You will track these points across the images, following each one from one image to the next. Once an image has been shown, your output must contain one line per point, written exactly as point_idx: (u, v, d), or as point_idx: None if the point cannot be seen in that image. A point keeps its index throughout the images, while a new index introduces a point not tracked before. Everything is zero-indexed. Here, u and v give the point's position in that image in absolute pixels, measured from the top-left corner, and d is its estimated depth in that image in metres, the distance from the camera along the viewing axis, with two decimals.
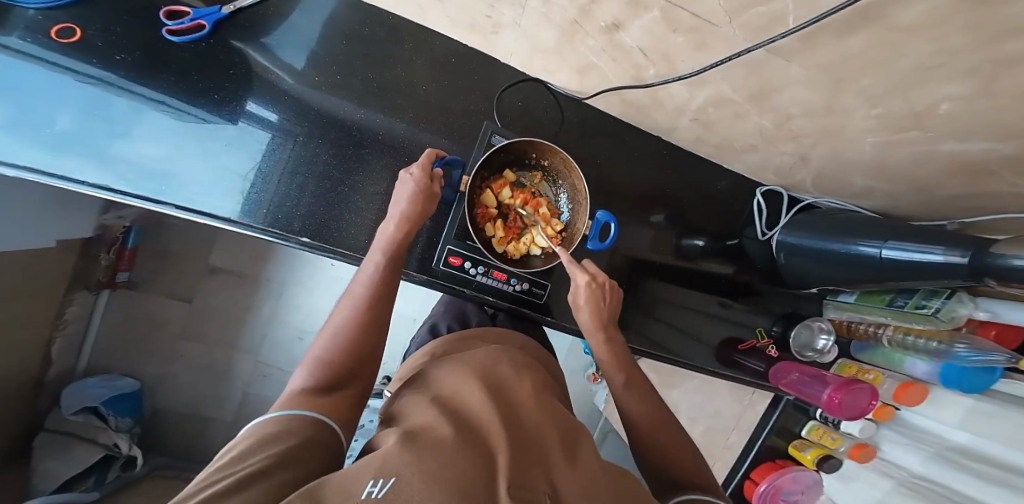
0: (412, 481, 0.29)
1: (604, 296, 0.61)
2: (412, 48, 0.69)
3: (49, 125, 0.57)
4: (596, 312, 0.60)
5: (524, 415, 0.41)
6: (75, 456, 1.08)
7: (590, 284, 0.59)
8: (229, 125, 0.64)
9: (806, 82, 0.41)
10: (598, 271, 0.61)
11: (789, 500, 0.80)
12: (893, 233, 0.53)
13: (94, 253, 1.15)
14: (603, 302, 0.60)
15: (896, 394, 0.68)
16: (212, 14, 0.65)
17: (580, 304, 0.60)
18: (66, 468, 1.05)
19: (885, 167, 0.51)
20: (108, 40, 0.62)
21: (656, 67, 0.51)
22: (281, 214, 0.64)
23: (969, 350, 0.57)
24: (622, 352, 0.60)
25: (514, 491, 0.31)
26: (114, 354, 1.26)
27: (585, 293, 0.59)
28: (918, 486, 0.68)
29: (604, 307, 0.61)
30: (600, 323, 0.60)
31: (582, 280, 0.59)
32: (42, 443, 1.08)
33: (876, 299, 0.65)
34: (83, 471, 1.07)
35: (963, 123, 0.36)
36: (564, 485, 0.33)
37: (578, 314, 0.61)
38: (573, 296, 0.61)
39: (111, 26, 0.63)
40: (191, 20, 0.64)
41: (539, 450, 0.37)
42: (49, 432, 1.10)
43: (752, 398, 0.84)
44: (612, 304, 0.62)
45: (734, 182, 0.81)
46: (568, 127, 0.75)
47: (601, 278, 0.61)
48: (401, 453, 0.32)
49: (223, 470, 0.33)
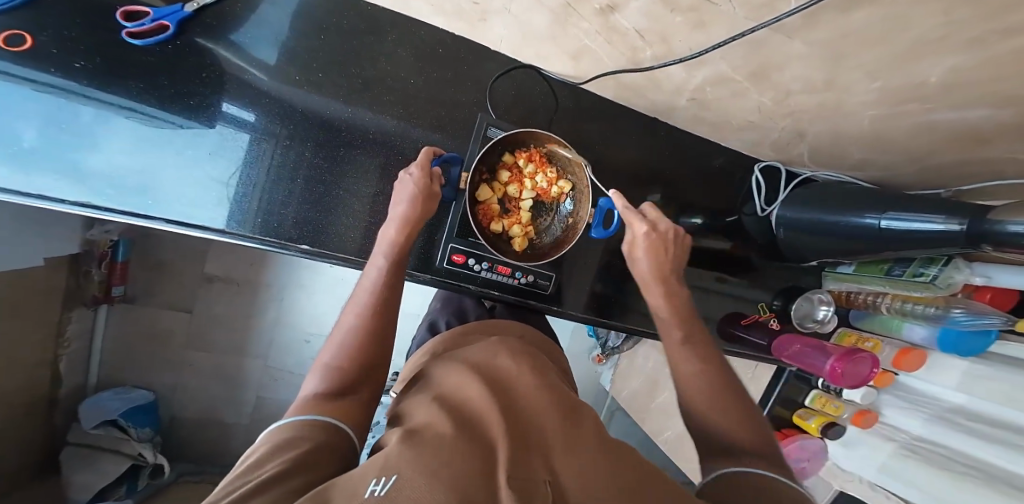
0: (413, 478, 0.30)
1: (666, 246, 0.59)
2: (395, 39, 0.67)
3: (16, 140, 0.55)
4: (654, 263, 0.59)
5: (527, 405, 0.41)
6: (104, 468, 1.11)
7: (649, 234, 0.58)
8: (207, 130, 0.62)
9: (806, 59, 0.40)
10: (658, 221, 0.59)
11: (796, 467, 0.83)
12: (892, 203, 0.53)
13: (84, 267, 1.13)
14: (663, 251, 0.59)
15: (896, 361, 0.69)
16: (175, 12, 0.60)
17: (637, 255, 0.59)
18: (96, 479, 1.09)
19: (884, 139, 0.51)
20: (61, 46, 0.58)
21: (654, 48, 0.50)
22: (271, 221, 0.64)
23: (966, 314, 0.58)
24: (684, 306, 0.59)
25: (514, 484, 0.31)
26: (121, 368, 1.26)
27: (643, 245, 0.58)
28: (920, 449, 0.69)
29: (666, 259, 0.59)
30: (658, 275, 0.59)
31: (642, 231, 0.58)
32: (68, 457, 1.12)
33: (875, 268, 0.68)
34: (114, 481, 1.10)
35: (959, 93, 0.36)
36: (565, 472, 0.34)
37: (637, 263, 0.60)
38: (630, 248, 0.60)
39: (63, 30, 0.59)
40: (152, 20, 0.59)
41: (540, 436, 0.37)
42: (73, 446, 1.13)
43: (757, 371, 0.90)
44: (675, 255, 0.60)
45: (730, 160, 0.81)
46: (562, 114, 0.74)
47: (662, 228, 0.59)
48: (402, 451, 0.33)
49: (242, 476, 0.34)
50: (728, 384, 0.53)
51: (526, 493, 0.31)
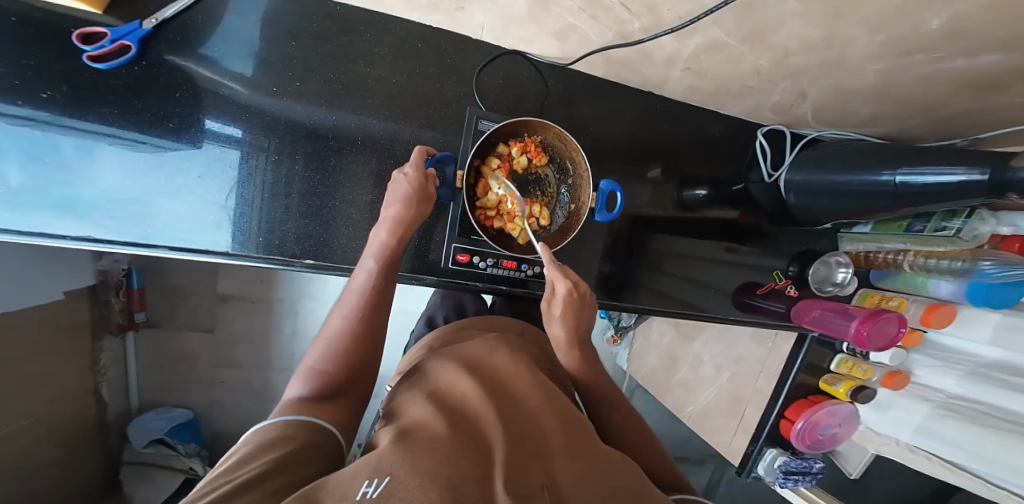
0: (407, 480, 0.30)
1: (581, 306, 0.58)
2: (371, 37, 0.64)
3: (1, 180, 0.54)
4: (571, 324, 0.58)
5: (523, 405, 0.42)
6: (162, 483, 1.20)
7: (569, 293, 0.56)
8: (193, 151, 0.61)
9: (804, 17, 0.38)
10: (580, 280, 0.58)
11: (827, 434, 0.82)
12: (903, 158, 0.51)
13: (103, 298, 1.16)
14: (580, 312, 0.58)
15: (924, 319, 0.67)
16: (133, 31, 0.56)
17: (554, 313, 0.58)
18: (155, 493, 1.19)
19: (895, 90, 0.48)
20: (24, 77, 0.54)
21: (641, 20, 0.47)
22: (274, 240, 0.65)
23: (995, 265, 0.55)
24: (592, 364, 0.61)
25: (511, 486, 0.31)
26: (158, 389, 1.32)
27: (562, 302, 0.57)
28: (956, 407, 0.68)
29: (581, 319, 0.59)
30: (572, 339, 0.59)
31: (562, 289, 0.56)
32: (127, 476, 1.22)
33: (893, 225, 0.67)
34: (172, 493, 1.19)
35: (979, 33, 0.34)
36: (563, 476, 0.34)
37: (553, 324, 0.59)
38: (549, 304, 0.58)
39: (22, 58, 0.54)
40: (112, 42, 0.55)
41: (537, 438, 0.38)
42: (129, 464, 1.24)
43: (775, 341, 0.87)
44: (587, 316, 0.60)
45: (730, 127, 0.78)
46: (552, 98, 0.72)
47: (583, 288, 0.58)
48: (395, 452, 0.33)
49: (220, 477, 0.33)
50: (642, 431, 0.57)
51: (523, 495, 0.31)
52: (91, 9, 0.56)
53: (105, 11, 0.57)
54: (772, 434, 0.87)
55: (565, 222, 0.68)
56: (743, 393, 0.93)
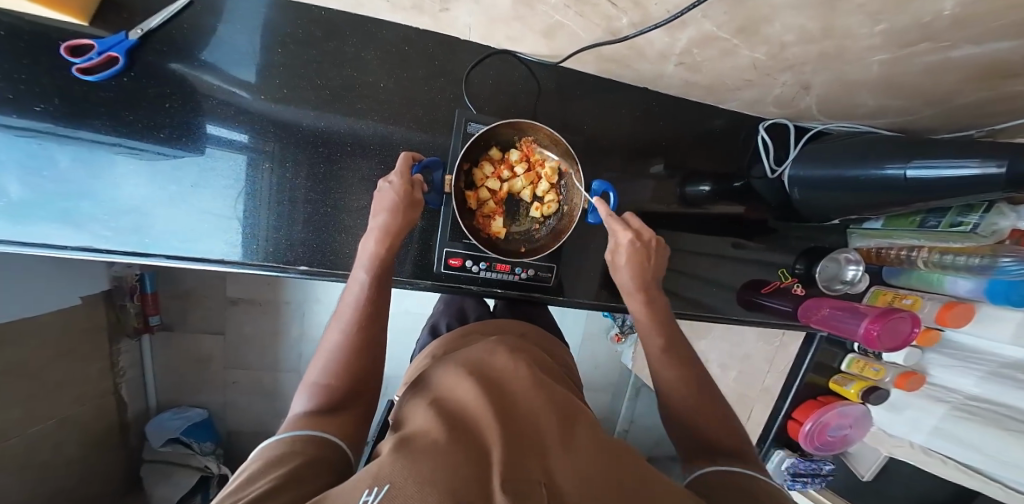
0: (406, 487, 0.29)
1: (648, 253, 0.58)
2: (358, 42, 0.63)
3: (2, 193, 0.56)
4: (637, 272, 0.58)
5: (522, 404, 0.41)
6: (180, 480, 1.25)
7: (634, 243, 0.57)
8: (184, 159, 0.62)
9: (794, 8, 0.36)
10: (643, 228, 0.58)
11: (837, 435, 0.79)
12: (916, 150, 0.48)
13: (119, 302, 1.19)
14: (647, 259, 0.58)
15: (940, 318, 0.64)
16: (121, 42, 0.56)
17: (619, 262, 0.59)
18: (174, 490, 1.23)
19: (901, 81, 0.45)
20: (17, 91, 0.55)
21: (628, 16, 0.45)
22: (271, 247, 0.65)
23: (1015, 262, 0.52)
24: (662, 312, 0.58)
25: (510, 484, 0.31)
26: (175, 389, 1.35)
27: (628, 252, 0.57)
28: (975, 409, 0.64)
29: (648, 268, 0.59)
30: (638, 285, 0.58)
31: (626, 239, 0.57)
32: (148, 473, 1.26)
33: (905, 221, 0.62)
34: (189, 490, 1.24)
35: (988, 19, 0.31)
36: (561, 471, 0.33)
37: (618, 273, 0.59)
38: (613, 255, 0.60)
39: (13, 73, 0.55)
40: (100, 53, 0.56)
41: (538, 436, 0.37)
42: (149, 463, 1.27)
43: (783, 340, 0.85)
44: (654, 264, 0.60)
45: (732, 121, 0.75)
46: (545, 97, 0.70)
47: (647, 235, 0.58)
48: (394, 460, 0.32)
49: (230, 497, 0.34)
50: (705, 387, 0.52)
51: (522, 494, 0.30)
52: (77, 21, 0.56)
53: (92, 23, 0.57)
54: (781, 435, 0.85)
55: (557, 225, 0.67)
56: (750, 392, 0.91)
